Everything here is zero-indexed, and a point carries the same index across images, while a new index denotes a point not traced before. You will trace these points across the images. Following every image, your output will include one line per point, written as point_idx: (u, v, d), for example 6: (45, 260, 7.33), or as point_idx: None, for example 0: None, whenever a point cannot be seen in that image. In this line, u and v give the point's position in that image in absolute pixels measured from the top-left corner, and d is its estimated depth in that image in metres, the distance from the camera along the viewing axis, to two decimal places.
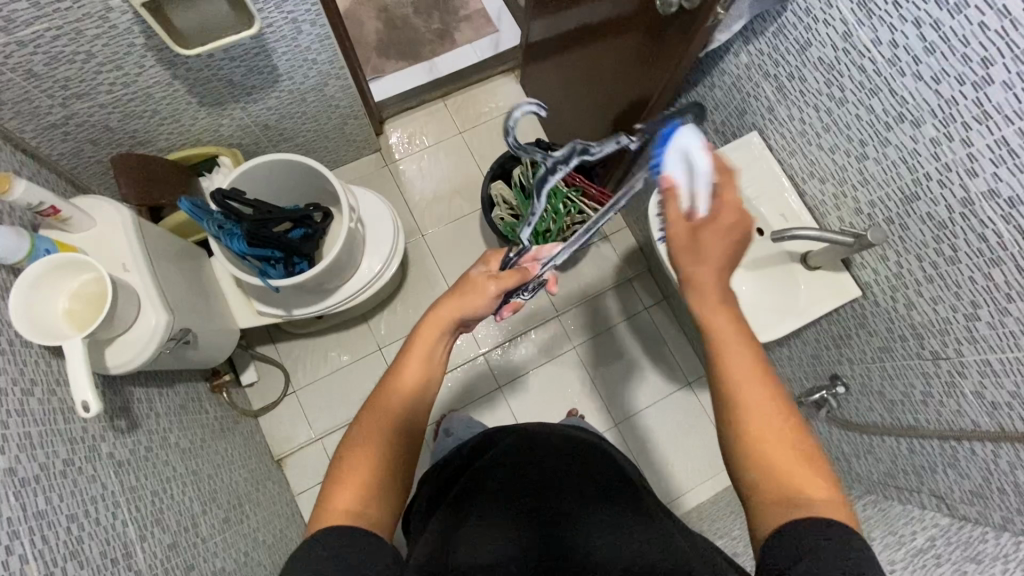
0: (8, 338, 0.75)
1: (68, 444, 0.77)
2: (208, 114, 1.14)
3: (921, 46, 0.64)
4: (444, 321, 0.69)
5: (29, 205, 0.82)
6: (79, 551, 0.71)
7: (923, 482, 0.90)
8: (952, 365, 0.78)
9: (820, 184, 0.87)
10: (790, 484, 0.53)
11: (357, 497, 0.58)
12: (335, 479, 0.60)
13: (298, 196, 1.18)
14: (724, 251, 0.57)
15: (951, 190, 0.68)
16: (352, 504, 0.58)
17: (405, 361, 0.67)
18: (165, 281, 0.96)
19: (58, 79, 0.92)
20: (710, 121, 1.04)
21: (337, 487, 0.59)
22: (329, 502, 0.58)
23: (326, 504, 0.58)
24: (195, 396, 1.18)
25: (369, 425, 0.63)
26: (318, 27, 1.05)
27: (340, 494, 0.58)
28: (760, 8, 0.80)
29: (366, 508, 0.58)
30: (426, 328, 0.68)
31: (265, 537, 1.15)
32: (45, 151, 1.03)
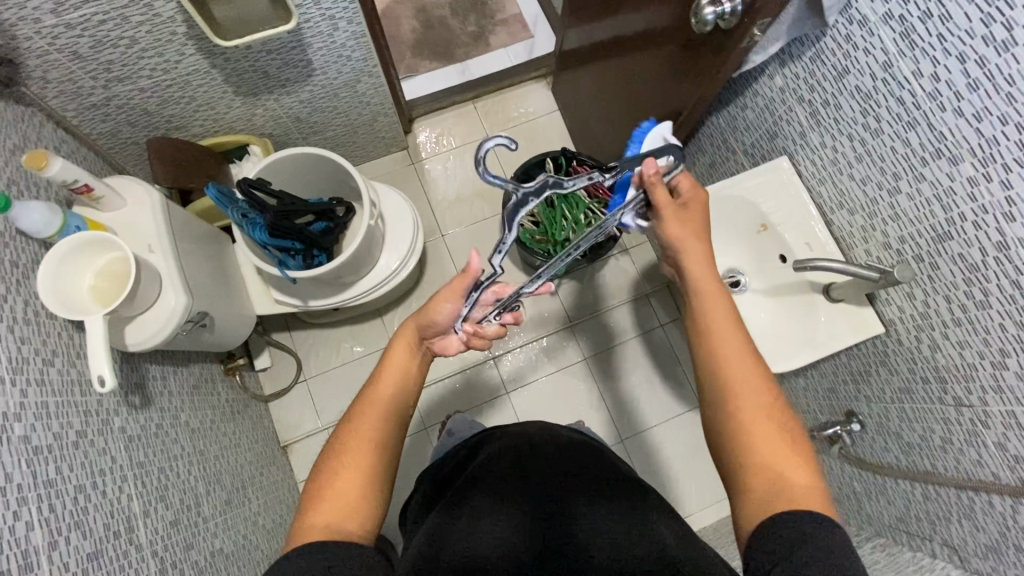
0: (34, 309, 0.77)
1: (82, 416, 0.79)
2: (242, 103, 1.17)
3: (964, 82, 0.62)
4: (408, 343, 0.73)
5: (64, 181, 0.84)
6: (83, 521, 0.73)
7: (936, 531, 0.87)
8: (975, 413, 0.75)
9: (849, 216, 0.85)
10: (776, 476, 0.57)
11: (333, 514, 0.60)
12: (315, 495, 0.61)
13: (322, 189, 1.20)
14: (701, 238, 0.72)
15: (986, 232, 0.65)
16: (329, 521, 0.59)
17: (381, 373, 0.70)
18: (188, 265, 0.98)
19: (102, 62, 0.95)
20: (739, 142, 1.02)
21: (314, 504, 0.61)
22: (309, 516, 0.60)
23: (303, 523, 0.60)
24: (208, 377, 1.20)
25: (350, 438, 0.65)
26: (354, 25, 1.07)
27: (318, 510, 0.60)
28: (799, 31, 0.78)
29: (343, 520, 0.60)
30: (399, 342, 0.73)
31: (264, 522, 1.17)
32: (85, 130, 1.06)
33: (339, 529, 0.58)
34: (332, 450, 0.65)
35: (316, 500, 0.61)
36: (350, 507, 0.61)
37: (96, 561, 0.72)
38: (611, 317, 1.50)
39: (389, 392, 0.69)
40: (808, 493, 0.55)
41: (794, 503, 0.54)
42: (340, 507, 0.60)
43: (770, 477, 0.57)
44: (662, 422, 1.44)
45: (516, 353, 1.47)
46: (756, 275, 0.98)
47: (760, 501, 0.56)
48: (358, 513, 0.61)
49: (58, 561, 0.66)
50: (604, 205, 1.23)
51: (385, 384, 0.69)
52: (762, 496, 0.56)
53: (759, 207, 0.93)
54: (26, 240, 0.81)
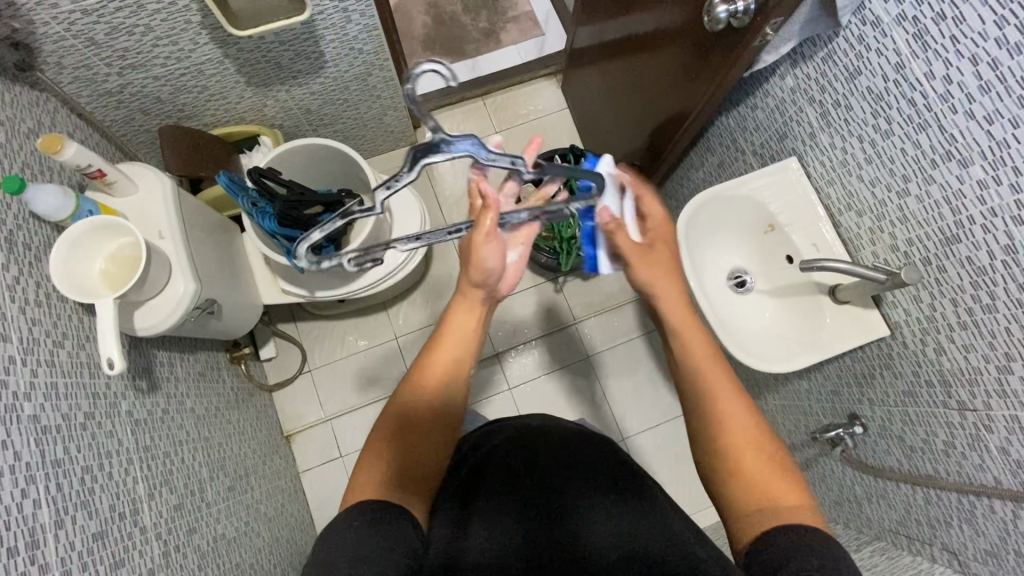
0: (46, 291, 0.78)
1: (91, 398, 0.80)
2: (254, 93, 1.18)
3: (976, 84, 0.62)
4: (473, 301, 0.70)
5: (77, 166, 0.85)
6: (89, 502, 0.73)
7: (936, 535, 0.87)
8: (978, 417, 0.75)
9: (857, 217, 0.85)
10: (763, 496, 0.59)
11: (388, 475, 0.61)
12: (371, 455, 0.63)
13: (331, 180, 1.20)
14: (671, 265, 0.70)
15: (994, 236, 0.65)
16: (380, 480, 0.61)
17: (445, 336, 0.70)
18: (197, 252, 0.99)
19: (116, 49, 0.96)
20: (748, 142, 1.02)
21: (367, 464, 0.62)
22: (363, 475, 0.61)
23: (354, 483, 0.61)
24: (214, 365, 1.21)
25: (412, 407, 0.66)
26: (367, 17, 1.07)
27: (368, 469, 0.62)
28: (811, 32, 0.78)
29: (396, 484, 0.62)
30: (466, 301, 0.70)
31: (266, 510, 1.18)
32: (98, 116, 1.08)
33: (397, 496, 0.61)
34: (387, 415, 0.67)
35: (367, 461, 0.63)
36: (400, 473, 0.62)
37: (102, 541, 0.73)
38: (613, 316, 1.50)
39: (452, 360, 0.69)
40: (801, 511, 0.57)
41: (784, 518, 0.56)
42: (390, 471, 0.62)
43: (761, 496, 0.59)
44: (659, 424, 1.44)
45: (519, 349, 1.47)
46: (761, 276, 1.00)
47: (750, 518, 0.58)
48: (406, 478, 0.63)
49: (65, 540, 0.67)
50: None
51: (449, 346, 0.69)
52: (751, 511, 0.59)
53: (766, 208, 0.93)
54: (39, 223, 0.82)
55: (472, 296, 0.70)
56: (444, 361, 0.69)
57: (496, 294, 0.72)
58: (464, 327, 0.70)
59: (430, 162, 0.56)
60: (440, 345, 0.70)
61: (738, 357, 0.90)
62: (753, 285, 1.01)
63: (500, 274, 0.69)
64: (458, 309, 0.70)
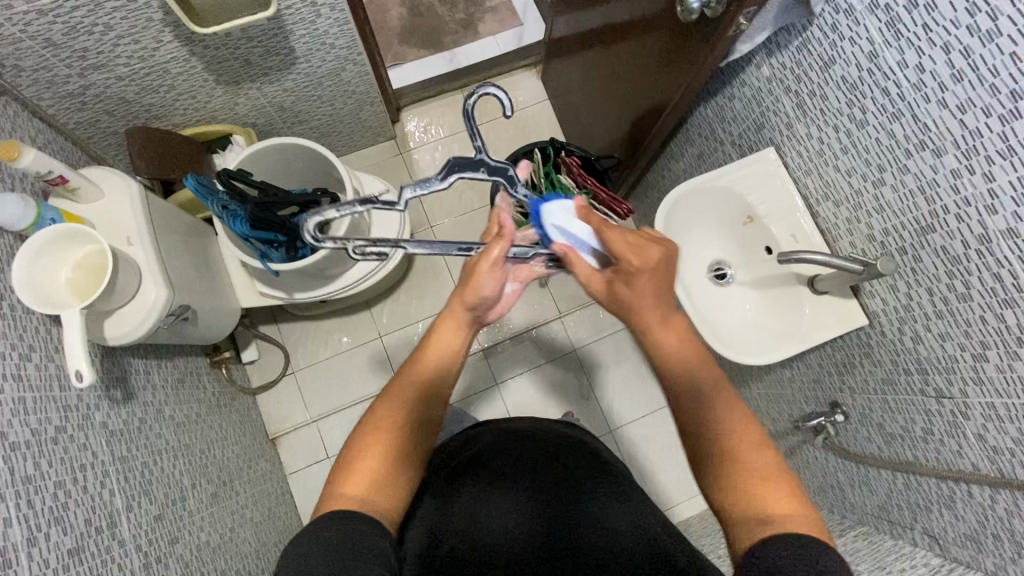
0: (10, 302, 0.76)
1: (61, 411, 0.78)
2: (224, 92, 1.15)
3: (949, 72, 0.61)
4: (457, 322, 0.69)
5: (37, 173, 0.82)
6: (63, 517, 0.72)
7: (917, 520, 0.88)
8: (956, 405, 0.76)
9: (834, 208, 0.85)
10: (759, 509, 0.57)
11: (363, 485, 0.61)
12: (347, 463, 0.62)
13: (306, 179, 1.18)
14: (653, 283, 0.63)
15: (968, 225, 0.65)
16: (356, 492, 0.60)
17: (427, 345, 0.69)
18: (169, 257, 0.97)
19: (77, 49, 0.93)
20: (726, 133, 1.02)
21: (345, 475, 0.61)
22: (338, 486, 0.61)
23: (332, 493, 0.61)
24: (193, 370, 1.19)
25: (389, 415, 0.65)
26: (338, 11, 1.04)
27: (349, 478, 0.61)
28: (786, 20, 0.77)
29: (372, 493, 0.61)
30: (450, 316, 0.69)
31: (252, 515, 1.17)
32: (61, 120, 1.04)
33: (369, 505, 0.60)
34: (368, 421, 0.65)
35: (351, 466, 0.62)
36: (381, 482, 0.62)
37: (78, 556, 0.71)
38: (598, 309, 1.50)
39: (432, 372, 0.68)
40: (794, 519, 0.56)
41: (782, 528, 0.54)
42: (370, 481, 0.61)
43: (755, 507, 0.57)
44: (648, 415, 1.45)
45: (505, 346, 1.47)
46: (741, 268, 1.00)
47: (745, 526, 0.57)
48: (387, 489, 0.62)
49: (38, 558, 0.66)
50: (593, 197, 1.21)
51: (431, 358, 0.69)
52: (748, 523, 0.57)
53: (745, 199, 0.93)
54: (0, 233, 0.79)
55: (456, 316, 0.69)
56: (423, 375, 0.68)
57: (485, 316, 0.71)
58: (443, 344, 0.69)
59: (463, 176, 0.59)
60: (419, 357, 0.69)
61: (721, 352, 0.90)
62: (734, 277, 1.01)
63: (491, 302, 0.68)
64: (438, 325, 0.69)
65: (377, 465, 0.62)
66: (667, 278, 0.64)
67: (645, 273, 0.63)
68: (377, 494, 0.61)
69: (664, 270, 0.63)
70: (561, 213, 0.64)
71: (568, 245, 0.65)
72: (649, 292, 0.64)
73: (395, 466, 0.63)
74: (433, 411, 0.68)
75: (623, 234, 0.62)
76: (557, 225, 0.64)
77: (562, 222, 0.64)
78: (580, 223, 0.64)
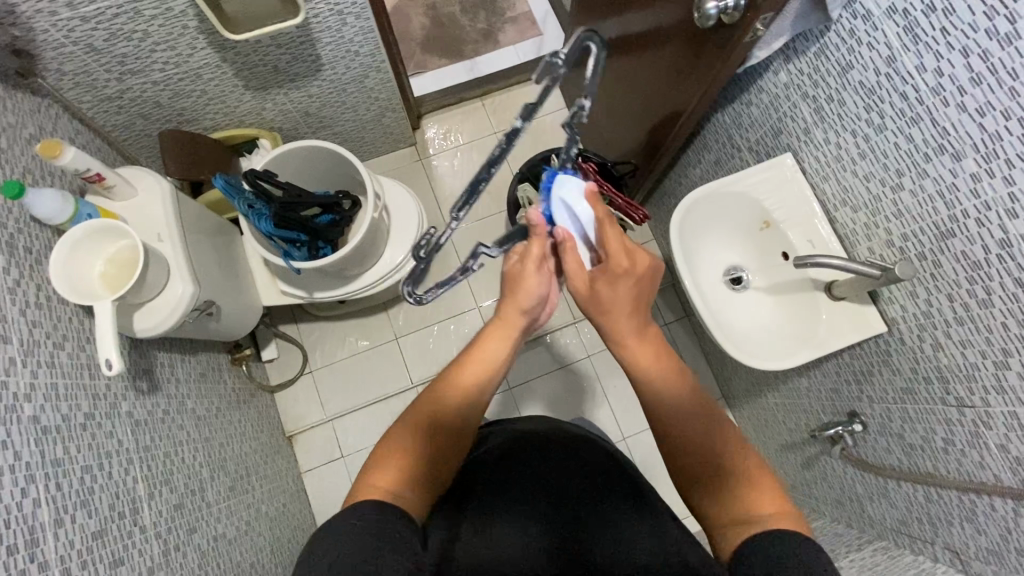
0: (46, 293, 0.80)
1: (91, 399, 0.81)
2: (253, 97, 1.19)
3: (967, 76, 0.61)
4: (510, 331, 0.72)
5: (75, 170, 0.86)
6: (89, 501, 0.74)
7: (938, 534, 0.85)
8: (977, 414, 0.74)
9: (852, 213, 0.84)
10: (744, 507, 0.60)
11: (398, 482, 0.62)
12: (382, 462, 0.64)
13: (328, 181, 1.22)
14: (632, 291, 0.66)
15: (988, 229, 0.64)
16: (390, 487, 0.62)
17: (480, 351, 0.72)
18: (196, 254, 1.00)
19: (115, 55, 0.97)
20: (743, 139, 1.02)
21: (381, 467, 0.63)
22: (370, 479, 0.62)
23: (363, 484, 0.62)
24: (215, 366, 1.22)
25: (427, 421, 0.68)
26: (363, 20, 1.08)
27: (383, 473, 0.63)
28: (803, 27, 0.78)
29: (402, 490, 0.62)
30: (503, 326, 0.72)
31: (268, 510, 1.19)
32: (99, 121, 1.09)
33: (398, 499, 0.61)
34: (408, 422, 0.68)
35: (387, 463, 0.64)
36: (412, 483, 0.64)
37: (101, 540, 0.74)
38: None
39: (481, 380, 0.72)
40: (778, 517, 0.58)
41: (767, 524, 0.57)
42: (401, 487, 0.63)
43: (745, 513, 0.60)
44: None
45: (520, 350, 1.48)
46: (758, 273, 1.00)
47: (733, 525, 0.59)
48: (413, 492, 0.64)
49: (64, 538, 0.68)
50: (609, 202, 1.25)
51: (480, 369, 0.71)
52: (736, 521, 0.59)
53: (762, 204, 0.93)
54: (40, 228, 0.83)
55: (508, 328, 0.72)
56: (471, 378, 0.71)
57: (535, 323, 0.75)
58: (493, 356, 0.72)
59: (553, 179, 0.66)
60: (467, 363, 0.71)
61: (734, 356, 0.89)
62: (751, 282, 1.00)
63: (544, 303, 0.72)
64: (491, 334, 0.73)
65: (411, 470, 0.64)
66: (647, 286, 0.68)
67: (627, 278, 0.65)
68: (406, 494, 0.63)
69: (643, 279, 0.67)
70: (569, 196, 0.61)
71: (570, 234, 0.63)
72: (626, 300, 0.67)
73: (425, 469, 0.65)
74: (469, 425, 0.71)
75: (620, 236, 0.64)
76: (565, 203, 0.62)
77: (571, 202, 0.62)
78: (587, 205, 0.62)
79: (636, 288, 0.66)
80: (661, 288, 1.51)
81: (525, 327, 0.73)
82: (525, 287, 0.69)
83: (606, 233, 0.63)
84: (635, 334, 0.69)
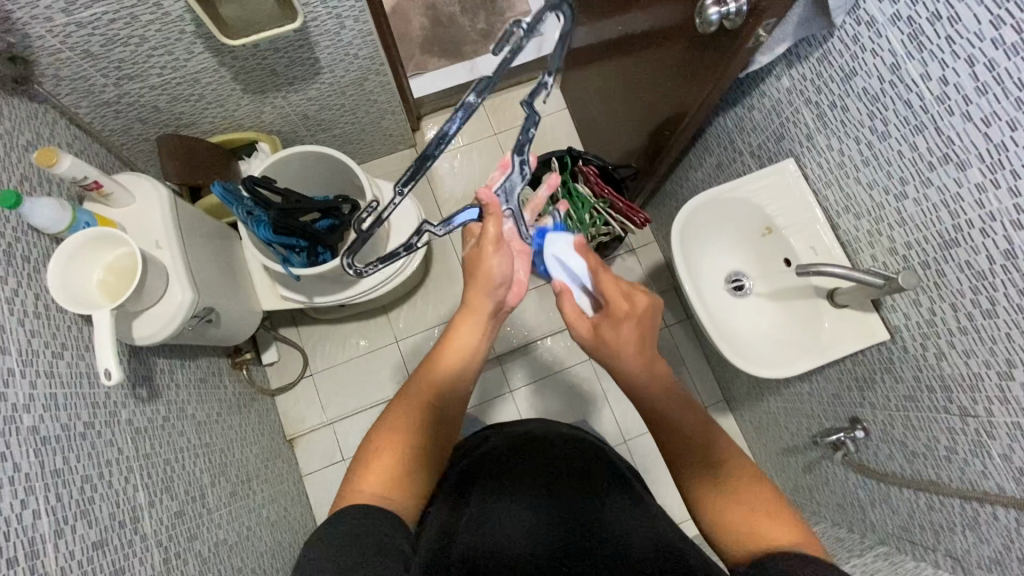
0: (44, 302, 0.79)
1: (90, 408, 0.81)
2: (251, 101, 1.18)
3: (972, 85, 0.60)
4: (479, 313, 0.72)
5: (73, 178, 0.85)
6: (89, 511, 0.74)
7: (940, 540, 0.85)
8: (980, 424, 0.74)
9: (855, 220, 0.83)
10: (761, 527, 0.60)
11: (381, 486, 0.63)
12: (365, 465, 0.64)
13: (327, 186, 1.21)
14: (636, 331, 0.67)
15: (993, 240, 0.64)
16: (375, 493, 0.62)
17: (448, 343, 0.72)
18: (195, 260, 1.00)
19: (112, 60, 0.96)
20: (745, 143, 1.01)
21: (365, 470, 0.64)
22: (355, 485, 0.63)
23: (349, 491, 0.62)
24: (215, 371, 1.22)
25: (404, 417, 0.67)
26: (361, 23, 1.07)
27: (366, 477, 0.63)
28: (806, 32, 0.77)
29: (388, 493, 0.63)
30: (468, 315, 0.72)
31: (269, 514, 1.19)
32: (97, 127, 1.09)
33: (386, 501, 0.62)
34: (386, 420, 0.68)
35: (370, 467, 0.64)
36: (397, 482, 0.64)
37: (101, 550, 0.73)
38: None
39: (455, 368, 0.72)
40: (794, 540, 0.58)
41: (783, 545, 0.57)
42: (386, 480, 0.63)
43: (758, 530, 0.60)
44: None
45: (520, 352, 1.47)
46: (760, 279, 0.99)
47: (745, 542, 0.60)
48: (401, 485, 0.64)
49: (65, 549, 0.68)
50: (609, 205, 1.25)
51: (450, 359, 0.72)
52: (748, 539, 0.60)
53: (763, 210, 0.92)
54: (38, 236, 0.83)
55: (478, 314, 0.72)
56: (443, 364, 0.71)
57: (504, 305, 0.75)
58: (466, 343, 0.72)
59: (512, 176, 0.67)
60: (441, 357, 0.72)
61: (736, 364, 0.89)
62: (752, 288, 1.00)
63: (509, 282, 0.73)
64: (460, 319, 0.73)
65: (395, 464, 0.64)
66: (651, 326, 0.69)
67: (630, 320, 0.68)
68: (394, 493, 0.63)
69: (647, 320, 0.68)
70: (559, 246, 0.77)
71: (565, 285, 0.74)
72: (632, 340, 0.68)
73: (409, 465, 0.65)
74: (449, 412, 0.71)
75: (616, 282, 0.70)
76: (558, 257, 0.76)
77: (561, 255, 0.76)
78: (576, 259, 0.75)
79: (640, 329, 0.68)
80: (662, 290, 1.50)
81: (495, 310, 0.74)
82: (492, 273, 0.70)
83: (601, 279, 0.70)
84: (644, 370, 0.69)
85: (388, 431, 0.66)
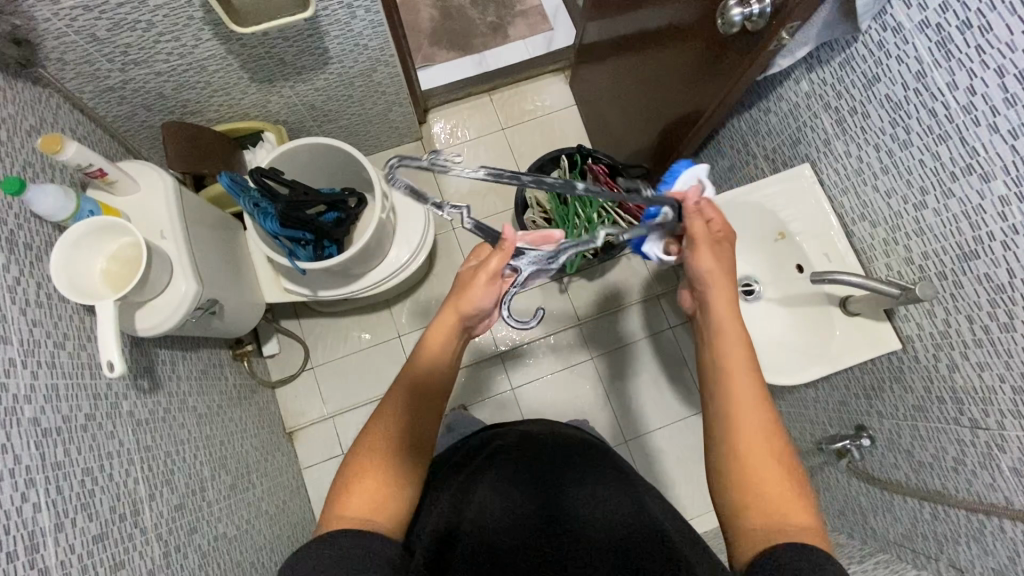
0: (46, 291, 0.78)
1: (91, 399, 0.79)
2: (258, 89, 1.16)
3: (1001, 96, 0.59)
4: (449, 331, 0.72)
5: (77, 165, 0.84)
6: (89, 504, 0.73)
7: (943, 551, 0.84)
8: (991, 436, 0.73)
9: (870, 228, 0.83)
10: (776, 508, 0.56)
11: (363, 508, 0.61)
12: (344, 490, 0.63)
13: (334, 179, 1.20)
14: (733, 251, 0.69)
15: (1014, 253, 0.63)
16: (358, 516, 0.61)
17: (417, 360, 0.72)
18: (199, 250, 0.99)
19: (118, 45, 0.94)
20: (760, 147, 1.01)
21: (347, 493, 0.63)
22: (336, 511, 0.61)
23: (332, 515, 0.62)
24: (216, 362, 1.21)
25: (378, 437, 0.66)
26: (373, 13, 1.05)
27: (348, 501, 0.62)
28: (830, 36, 0.75)
29: (371, 514, 0.61)
30: (434, 334, 0.72)
31: (268, 507, 1.18)
32: (101, 112, 1.07)
33: (371, 522, 0.61)
34: (364, 442, 0.67)
35: (349, 491, 0.63)
36: (381, 502, 0.62)
37: (101, 543, 0.72)
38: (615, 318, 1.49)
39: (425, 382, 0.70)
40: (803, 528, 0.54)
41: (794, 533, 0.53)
42: (373, 500, 0.62)
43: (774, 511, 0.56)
44: (664, 427, 1.43)
45: (523, 349, 1.47)
46: (770, 285, 0.99)
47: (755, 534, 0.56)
48: (390, 504, 0.63)
49: (64, 543, 0.67)
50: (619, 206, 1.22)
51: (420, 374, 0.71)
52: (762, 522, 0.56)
53: (777, 216, 0.92)
54: (40, 223, 0.81)
55: (450, 324, 0.72)
56: (421, 376, 0.71)
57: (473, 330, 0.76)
58: (434, 358, 0.72)
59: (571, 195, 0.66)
60: (411, 374, 0.71)
61: None
62: (762, 294, 0.99)
63: (483, 313, 0.73)
64: (429, 335, 0.73)
65: (381, 481, 0.63)
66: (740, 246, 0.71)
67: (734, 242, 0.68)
68: (377, 513, 0.62)
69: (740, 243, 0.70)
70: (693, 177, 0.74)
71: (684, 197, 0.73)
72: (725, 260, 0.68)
73: (390, 482, 0.64)
74: (425, 423, 0.69)
75: None
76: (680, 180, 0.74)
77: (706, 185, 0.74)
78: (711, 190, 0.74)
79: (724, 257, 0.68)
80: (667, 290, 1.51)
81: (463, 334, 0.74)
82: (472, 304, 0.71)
83: None
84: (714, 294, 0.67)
85: (365, 455, 0.65)
